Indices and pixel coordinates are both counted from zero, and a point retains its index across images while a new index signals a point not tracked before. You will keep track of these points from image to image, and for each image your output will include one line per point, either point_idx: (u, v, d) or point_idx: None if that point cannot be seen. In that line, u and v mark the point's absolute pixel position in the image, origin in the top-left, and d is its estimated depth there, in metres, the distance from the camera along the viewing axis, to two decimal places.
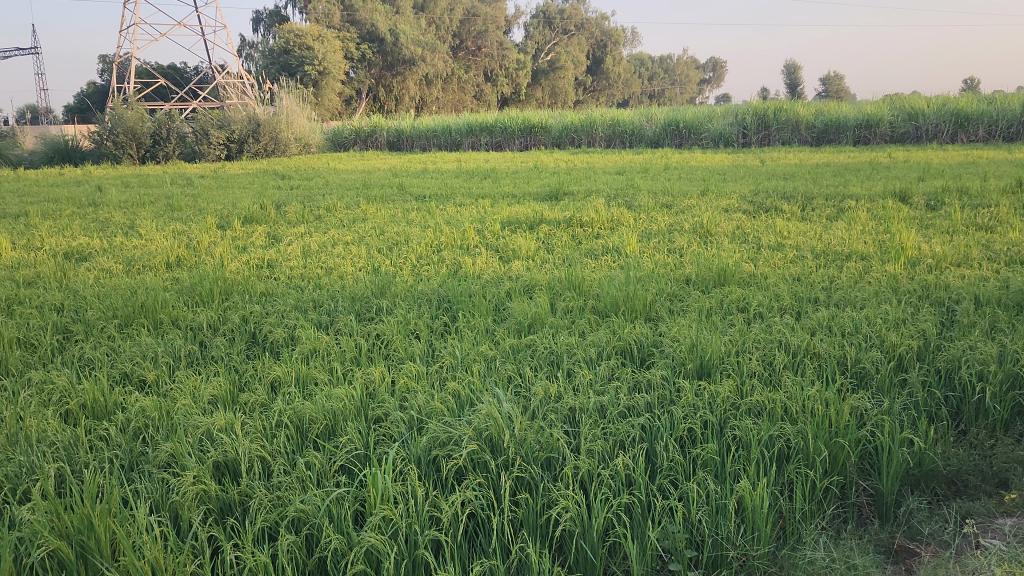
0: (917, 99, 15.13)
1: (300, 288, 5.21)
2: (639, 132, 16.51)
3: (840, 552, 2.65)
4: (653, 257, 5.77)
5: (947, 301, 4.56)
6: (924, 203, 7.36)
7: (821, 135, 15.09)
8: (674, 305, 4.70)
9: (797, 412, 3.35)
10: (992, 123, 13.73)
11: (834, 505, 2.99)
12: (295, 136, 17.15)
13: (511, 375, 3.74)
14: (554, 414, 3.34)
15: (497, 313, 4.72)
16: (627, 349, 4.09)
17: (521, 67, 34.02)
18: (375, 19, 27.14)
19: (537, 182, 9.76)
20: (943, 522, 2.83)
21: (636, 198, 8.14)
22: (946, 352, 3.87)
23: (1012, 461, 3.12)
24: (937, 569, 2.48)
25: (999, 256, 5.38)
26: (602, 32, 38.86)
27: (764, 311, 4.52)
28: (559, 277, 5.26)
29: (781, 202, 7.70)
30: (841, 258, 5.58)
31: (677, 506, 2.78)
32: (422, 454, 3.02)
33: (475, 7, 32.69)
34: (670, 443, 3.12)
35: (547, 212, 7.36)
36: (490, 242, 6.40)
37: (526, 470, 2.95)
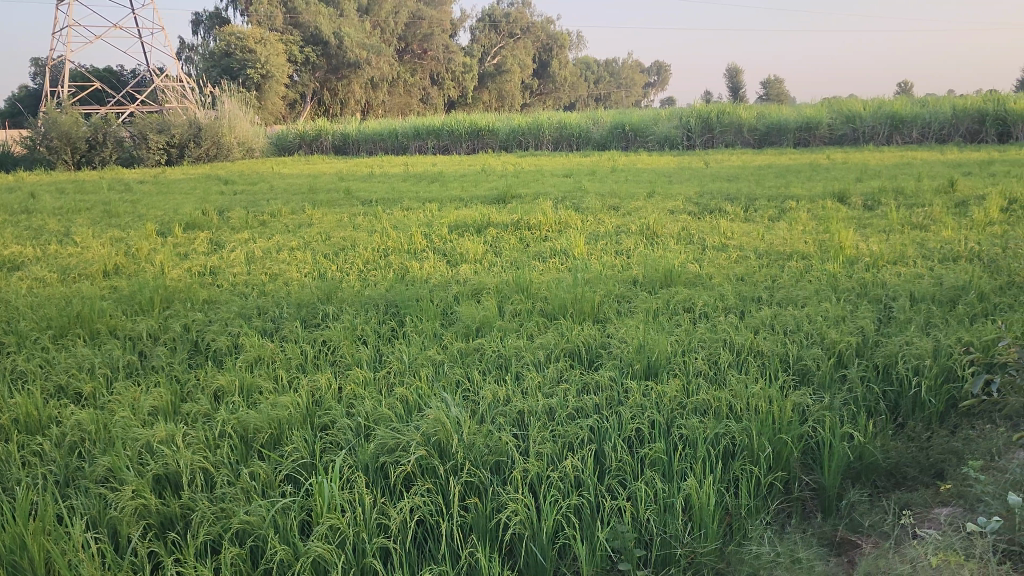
0: (854, 102, 15.50)
1: (244, 294, 5.13)
2: (587, 135, 16.64)
3: (785, 546, 2.69)
4: (601, 259, 5.81)
5: (885, 298, 4.68)
6: (861, 204, 7.54)
7: (763, 138, 15.37)
8: (621, 306, 4.74)
9: (742, 410, 3.41)
10: (925, 125, 14.00)
11: (778, 500, 3.05)
12: (238, 141, 16.85)
13: (459, 379, 3.74)
14: (503, 418, 3.34)
15: (445, 318, 4.70)
16: (576, 350, 4.12)
17: (468, 71, 33.95)
18: (318, 22, 26.81)
19: (485, 185, 9.75)
20: (882, 514, 2.90)
21: (583, 201, 8.18)
22: (884, 347, 3.97)
23: (947, 452, 3.22)
24: (878, 560, 2.54)
25: (933, 254, 5.55)
26: (548, 36, 39.00)
27: (709, 311, 4.60)
28: (507, 279, 5.26)
29: (725, 203, 7.82)
30: (782, 257, 5.70)
31: (625, 506, 2.81)
32: (370, 460, 3.00)
33: (421, 10, 32.56)
34: (617, 444, 3.15)
35: (495, 215, 7.35)
36: (438, 246, 6.38)
37: (474, 475, 2.95)
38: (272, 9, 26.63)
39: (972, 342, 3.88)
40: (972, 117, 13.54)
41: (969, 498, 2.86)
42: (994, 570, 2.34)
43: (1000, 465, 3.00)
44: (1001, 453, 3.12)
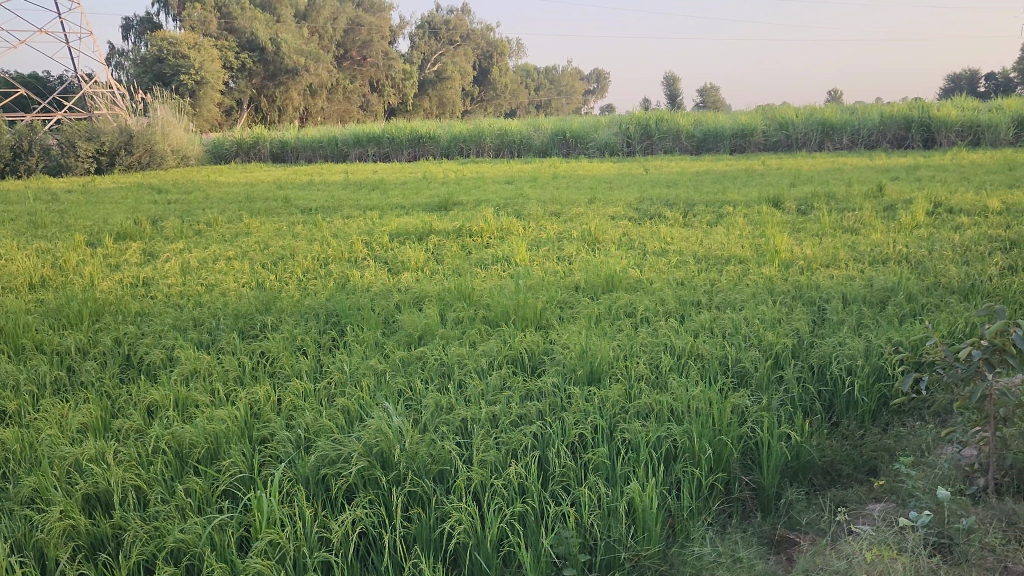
0: (787, 109, 15.91)
1: (178, 306, 5.01)
2: (527, 141, 16.67)
3: (726, 546, 2.73)
4: (543, 265, 5.83)
5: (819, 300, 4.80)
6: (795, 208, 7.73)
7: (700, 144, 15.65)
8: (563, 312, 4.76)
9: (683, 413, 3.45)
10: (854, 132, 14.46)
11: (719, 501, 3.09)
12: (171, 148, 16.51)
13: (402, 388, 3.70)
14: (445, 426, 3.32)
15: (387, 327, 4.66)
16: (518, 356, 4.12)
17: (409, 78, 33.77)
18: (255, 27, 26.41)
19: (426, 192, 9.70)
20: (819, 511, 2.96)
21: (525, 207, 8.20)
22: (819, 348, 4.07)
23: (880, 449, 3.32)
24: (816, 557, 2.59)
25: (864, 256, 5.72)
26: (488, 43, 39.10)
27: (650, 315, 4.65)
28: (449, 287, 5.24)
29: (664, 209, 7.94)
30: (721, 261, 5.80)
31: (569, 512, 2.81)
32: (311, 473, 2.95)
33: (360, 17, 32.35)
34: (561, 449, 3.15)
35: (436, 223, 7.32)
36: (379, 254, 6.32)
37: (417, 485, 2.92)
38: (206, 14, 26.17)
39: (902, 341, 4.01)
40: (899, 123, 13.98)
41: (901, 493, 2.95)
42: (924, 563, 2.41)
43: (930, 461, 3.10)
44: (930, 450, 3.23)
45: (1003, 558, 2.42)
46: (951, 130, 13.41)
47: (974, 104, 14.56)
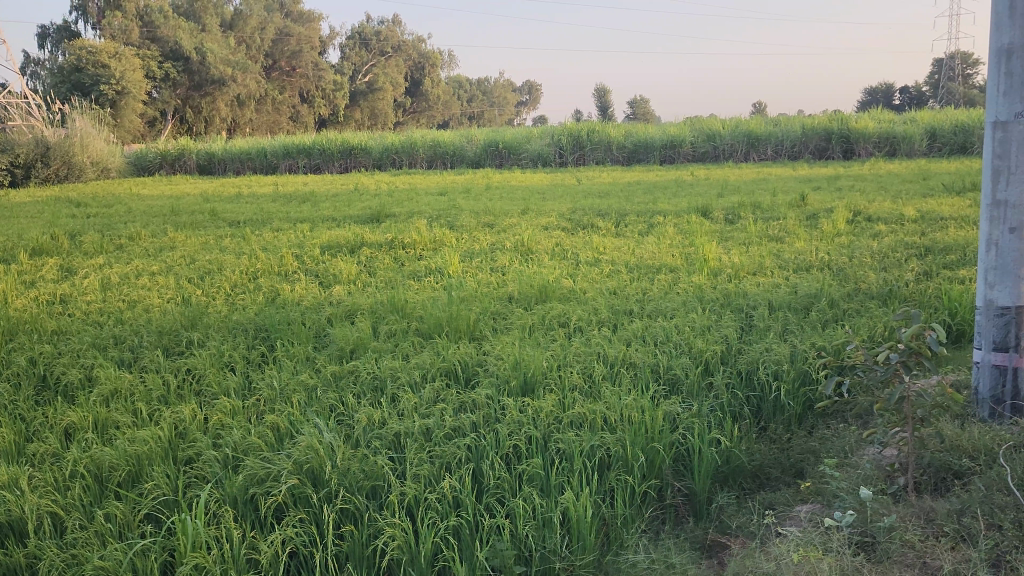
0: (714, 120, 16.31)
1: (99, 323, 4.84)
2: (460, 153, 16.57)
3: (659, 553, 2.76)
4: (476, 277, 5.82)
5: (746, 307, 4.91)
6: (723, 218, 7.91)
7: (631, 155, 15.91)
8: (497, 323, 4.77)
9: (615, 421, 3.48)
10: (779, 143, 14.89)
11: (652, 507, 3.14)
12: (91, 160, 15.82)
13: (333, 403, 3.65)
14: (378, 441, 3.28)
15: (318, 341, 4.59)
16: (452, 369, 4.10)
17: (339, 89, 33.36)
18: (178, 36, 25.81)
19: (359, 204, 9.58)
20: (748, 515, 3.02)
21: (458, 219, 8.19)
22: (747, 355, 4.17)
23: (806, 451, 3.41)
24: (746, 560, 2.63)
25: (788, 264, 5.88)
26: (419, 54, 39.01)
27: (583, 325, 4.68)
28: (382, 299, 5.18)
29: (597, 219, 8.03)
30: (652, 271, 5.90)
31: (503, 524, 2.80)
32: (238, 493, 2.88)
33: (289, 25, 31.81)
34: (495, 461, 3.15)
35: (368, 235, 7.25)
36: (310, 267, 6.23)
37: (350, 502, 2.88)
38: (127, 23, 25.46)
39: (825, 346, 4.14)
40: (819, 135, 14.51)
41: (826, 494, 3.02)
42: (849, 562, 2.47)
43: (853, 461, 3.19)
44: (853, 451, 3.32)
45: (923, 553, 2.50)
46: (869, 141, 14.13)
47: (888, 117, 15.19)
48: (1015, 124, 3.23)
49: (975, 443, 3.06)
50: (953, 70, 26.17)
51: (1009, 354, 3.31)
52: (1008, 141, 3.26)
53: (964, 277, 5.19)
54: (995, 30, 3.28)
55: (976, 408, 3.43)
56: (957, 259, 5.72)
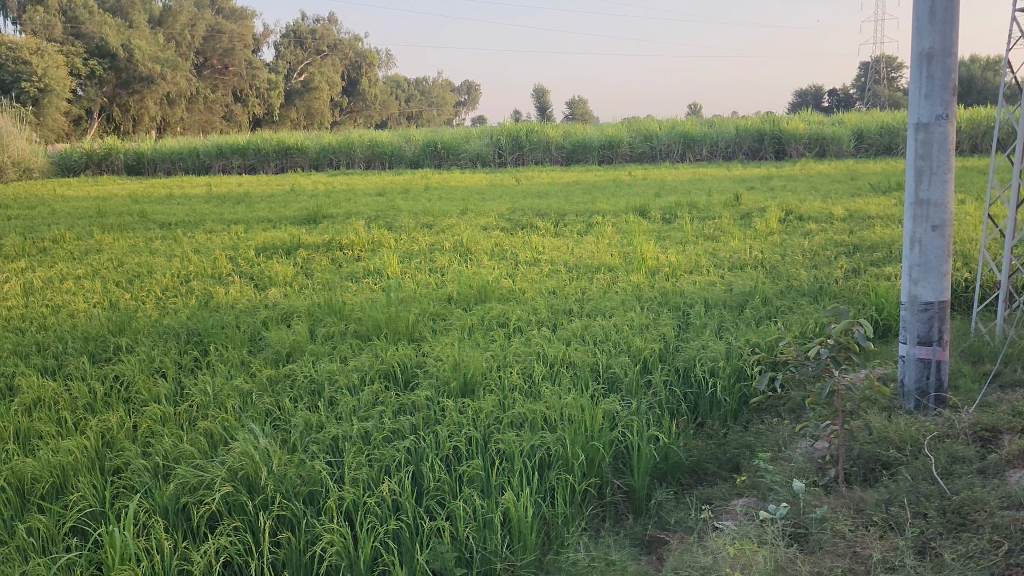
0: (651, 121, 16.54)
1: (21, 330, 4.66)
2: (399, 152, 16.19)
3: (600, 550, 2.78)
4: (415, 278, 5.78)
5: (683, 306, 4.98)
6: (660, 217, 8.02)
7: (569, 156, 15.96)
8: (436, 324, 4.74)
9: (555, 420, 3.49)
10: (714, 144, 15.23)
11: (593, 506, 3.16)
12: (12, 160, 15.07)
13: (269, 408, 3.57)
14: (316, 446, 3.23)
15: (253, 344, 4.50)
16: (391, 371, 4.06)
17: (274, 88, 32.68)
18: (104, 32, 25.00)
19: (295, 205, 9.42)
20: (687, 510, 3.07)
21: (397, 220, 8.12)
22: (684, 352, 4.23)
23: (742, 446, 3.48)
24: (684, 555, 2.66)
25: (723, 262, 5.99)
26: (356, 54, 38.60)
27: (522, 325, 4.69)
28: (319, 302, 5.10)
29: (536, 219, 8.05)
30: (591, 270, 5.94)
31: (444, 526, 2.78)
32: (169, 503, 2.81)
33: (221, 23, 31.05)
34: (435, 463, 3.12)
35: (304, 236, 7.13)
36: (245, 269, 6.10)
37: (286, 508, 2.83)
38: (49, 18, 24.55)
39: (759, 343, 4.23)
40: (753, 137, 15.02)
41: (761, 487, 3.09)
42: (783, 553, 2.52)
43: (787, 455, 3.27)
44: (786, 444, 3.40)
45: (853, 543, 2.57)
46: (799, 143, 14.73)
47: (818, 118, 15.66)
48: (937, 126, 3.35)
49: (902, 434, 3.18)
50: (879, 73, 27.03)
51: (933, 348, 3.44)
52: (930, 141, 3.37)
53: (890, 274, 5.36)
54: (916, 33, 3.38)
55: (903, 400, 3.56)
56: (883, 256, 5.91)
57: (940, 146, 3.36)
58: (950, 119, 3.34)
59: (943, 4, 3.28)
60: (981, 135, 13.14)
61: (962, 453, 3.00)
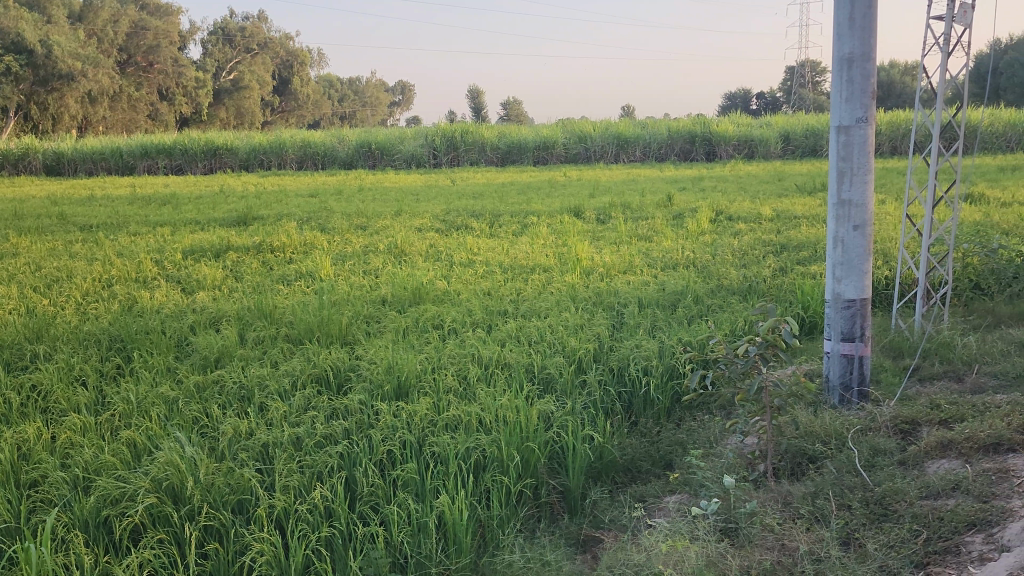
0: (585, 122, 16.69)
1: None
2: (332, 153, 15.96)
3: (535, 551, 2.78)
4: (348, 280, 5.72)
5: (617, 306, 5.03)
6: (595, 218, 8.09)
7: (505, 157, 15.95)
8: (370, 327, 4.68)
9: (490, 422, 3.48)
10: (646, 146, 15.50)
11: (527, 507, 3.17)
12: None
13: (197, 416, 3.48)
14: (245, 453, 3.15)
15: (180, 350, 4.38)
16: (323, 375, 3.99)
17: (202, 86, 31.68)
18: (20, 27, 23.46)
19: (224, 207, 9.20)
20: (620, 508, 3.10)
21: (329, 221, 8.00)
22: (618, 352, 4.27)
23: (674, 444, 3.54)
24: (618, 553, 2.68)
25: (656, 262, 6.08)
26: (287, 52, 37.95)
27: (457, 327, 4.67)
28: (249, 305, 4.99)
29: (471, 220, 8.04)
30: (526, 271, 5.95)
31: (378, 532, 2.75)
32: (90, 516, 2.72)
33: (145, 20, 29.98)
34: (369, 468, 3.08)
35: (234, 238, 6.98)
36: (171, 273, 5.93)
37: (214, 518, 2.76)
38: None
39: (690, 341, 4.31)
40: (684, 138, 15.40)
41: (693, 484, 3.14)
42: (714, 548, 2.55)
43: (717, 451, 3.33)
44: (717, 441, 3.47)
45: (781, 535, 2.62)
46: (729, 144, 15.24)
47: (747, 120, 16.05)
48: (857, 128, 3.46)
49: (826, 428, 3.27)
50: (804, 77, 27.84)
51: (855, 344, 3.55)
52: (851, 143, 3.48)
53: (815, 272, 5.51)
54: (836, 39, 3.48)
55: (827, 395, 3.66)
56: (809, 255, 6.08)
57: (860, 148, 3.47)
58: (869, 122, 3.45)
59: (861, 11, 3.38)
60: (900, 137, 13.66)
61: (883, 445, 3.10)
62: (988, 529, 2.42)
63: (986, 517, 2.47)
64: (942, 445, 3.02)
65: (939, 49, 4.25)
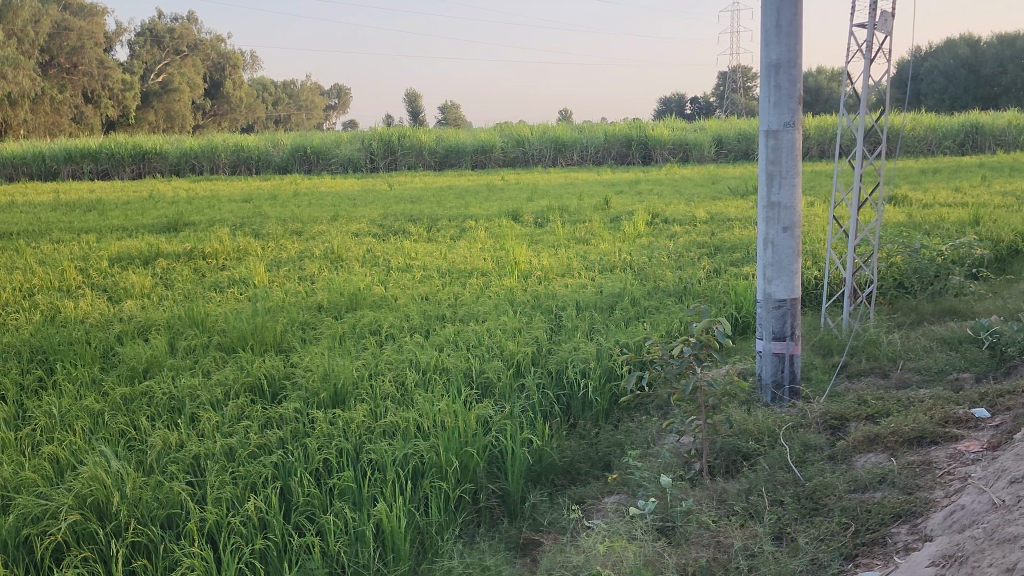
0: (523, 126, 16.75)
1: None
2: (266, 158, 15.71)
3: (474, 556, 2.77)
4: (283, 286, 5.62)
5: (555, 309, 5.06)
6: (533, 221, 8.12)
7: (443, 160, 15.88)
8: (305, 334, 4.61)
9: (429, 428, 3.45)
10: (584, 149, 15.67)
11: (466, 512, 3.15)
12: None
13: (124, 429, 3.38)
14: (174, 466, 3.07)
15: (106, 361, 4.25)
16: (257, 384, 3.90)
17: (129, 89, 30.56)
18: None
19: (153, 213, 8.93)
20: (559, 510, 3.11)
21: (264, 227, 7.85)
22: (556, 355, 4.28)
23: (613, 445, 3.57)
24: (557, 555, 2.68)
25: (594, 265, 6.13)
26: (219, 55, 37.17)
27: (395, 332, 4.63)
28: (178, 313, 4.86)
29: (409, 224, 7.99)
30: (464, 275, 5.94)
31: (314, 542, 2.70)
32: (8, 536, 2.62)
33: (67, 20, 28.73)
34: (304, 478, 3.02)
35: (163, 245, 6.80)
36: (97, 281, 5.74)
37: (142, 534, 2.68)
38: None
39: (627, 343, 4.35)
40: (620, 142, 15.63)
41: (631, 484, 3.17)
42: (652, 547, 2.57)
43: (654, 451, 3.37)
44: (654, 441, 3.51)
45: (716, 533, 2.66)
46: (664, 148, 15.54)
47: (681, 124, 16.35)
48: (785, 133, 3.54)
49: (759, 426, 3.33)
50: (735, 83, 28.48)
51: (786, 343, 3.64)
52: (780, 147, 3.56)
53: (748, 273, 5.63)
54: (764, 45, 3.55)
55: (760, 394, 3.74)
56: (741, 256, 6.21)
57: (787, 152, 3.55)
58: (796, 126, 3.54)
59: (788, 18, 3.46)
60: (828, 141, 14.08)
61: (814, 441, 3.18)
62: (912, 520, 2.49)
63: (910, 508, 2.54)
64: (869, 440, 3.11)
65: (862, 56, 4.38)
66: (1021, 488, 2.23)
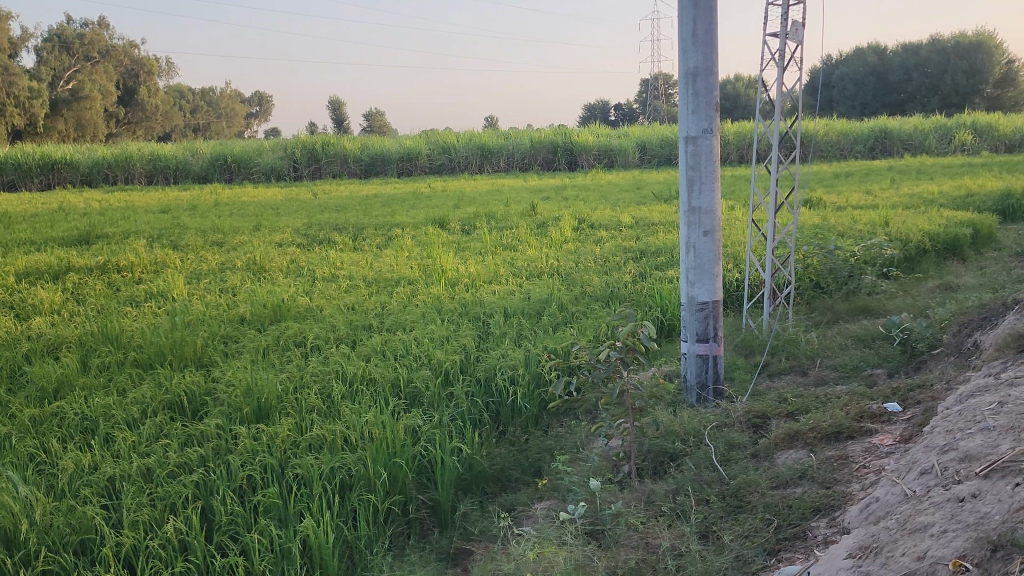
0: (449, 133, 16.71)
1: None
2: (184, 166, 15.21)
3: (404, 569, 2.74)
4: (203, 298, 5.47)
5: (482, 316, 5.05)
6: (460, 229, 8.11)
7: (368, 168, 15.71)
8: (227, 348, 4.49)
9: (356, 440, 3.39)
10: (510, 156, 15.78)
11: (396, 524, 3.11)
12: None
13: (32, 452, 3.23)
14: (88, 489, 2.94)
15: (13, 381, 4.06)
16: (176, 401, 3.78)
17: (37, 97, 29.16)
18: None
19: (63, 226, 8.56)
20: (490, 518, 3.10)
21: (182, 238, 7.62)
22: (484, 362, 4.28)
23: (542, 451, 3.58)
24: (489, 563, 2.67)
25: (521, 271, 6.15)
26: (133, 61, 35.92)
27: (321, 344, 4.55)
28: (91, 329, 4.68)
29: (334, 233, 7.88)
30: (391, 284, 5.88)
31: (237, 562, 2.63)
32: None
33: None
34: (227, 496, 2.93)
35: (74, 259, 6.53)
36: (2, 298, 5.47)
37: (54, 561, 2.56)
38: None
39: (555, 349, 4.37)
40: (546, 149, 15.78)
41: (561, 489, 3.19)
42: (582, 551, 2.58)
43: (583, 455, 3.40)
44: (583, 445, 3.54)
45: (644, 534, 2.69)
46: (590, 153, 15.86)
47: (605, 131, 16.59)
48: (704, 139, 3.61)
49: (685, 427, 3.39)
50: (657, 91, 29.09)
51: (709, 344, 3.71)
52: (699, 153, 3.64)
53: (672, 276, 5.73)
54: (681, 52, 3.61)
55: (685, 395, 3.80)
56: (665, 260, 6.32)
57: (706, 158, 3.63)
58: (714, 133, 3.62)
59: (704, 27, 3.53)
60: (746, 147, 14.49)
61: (738, 440, 3.24)
62: (832, 513, 2.57)
63: (829, 502, 2.62)
64: (790, 437, 3.19)
65: (776, 64, 4.52)
66: (930, 479, 2.33)
